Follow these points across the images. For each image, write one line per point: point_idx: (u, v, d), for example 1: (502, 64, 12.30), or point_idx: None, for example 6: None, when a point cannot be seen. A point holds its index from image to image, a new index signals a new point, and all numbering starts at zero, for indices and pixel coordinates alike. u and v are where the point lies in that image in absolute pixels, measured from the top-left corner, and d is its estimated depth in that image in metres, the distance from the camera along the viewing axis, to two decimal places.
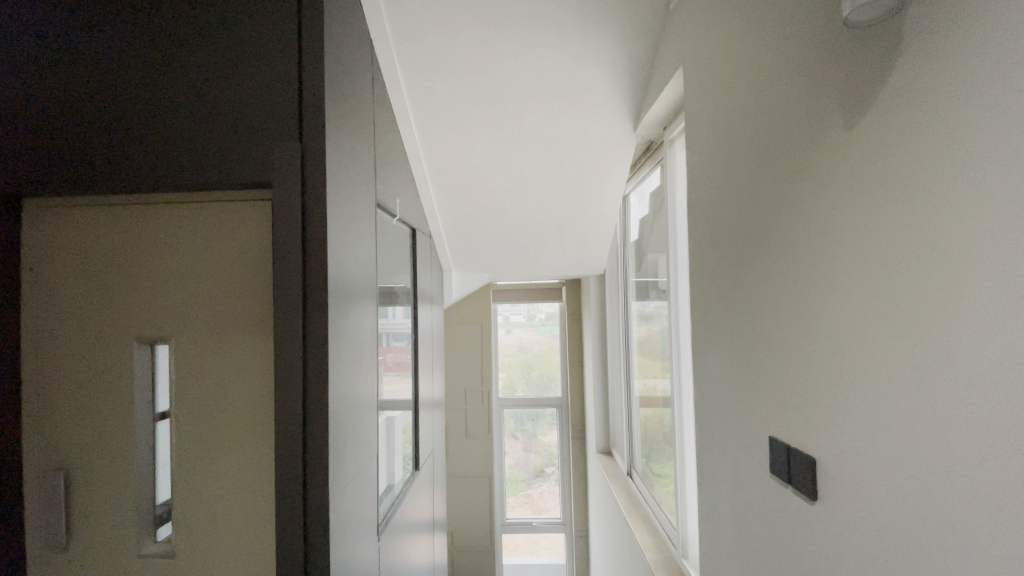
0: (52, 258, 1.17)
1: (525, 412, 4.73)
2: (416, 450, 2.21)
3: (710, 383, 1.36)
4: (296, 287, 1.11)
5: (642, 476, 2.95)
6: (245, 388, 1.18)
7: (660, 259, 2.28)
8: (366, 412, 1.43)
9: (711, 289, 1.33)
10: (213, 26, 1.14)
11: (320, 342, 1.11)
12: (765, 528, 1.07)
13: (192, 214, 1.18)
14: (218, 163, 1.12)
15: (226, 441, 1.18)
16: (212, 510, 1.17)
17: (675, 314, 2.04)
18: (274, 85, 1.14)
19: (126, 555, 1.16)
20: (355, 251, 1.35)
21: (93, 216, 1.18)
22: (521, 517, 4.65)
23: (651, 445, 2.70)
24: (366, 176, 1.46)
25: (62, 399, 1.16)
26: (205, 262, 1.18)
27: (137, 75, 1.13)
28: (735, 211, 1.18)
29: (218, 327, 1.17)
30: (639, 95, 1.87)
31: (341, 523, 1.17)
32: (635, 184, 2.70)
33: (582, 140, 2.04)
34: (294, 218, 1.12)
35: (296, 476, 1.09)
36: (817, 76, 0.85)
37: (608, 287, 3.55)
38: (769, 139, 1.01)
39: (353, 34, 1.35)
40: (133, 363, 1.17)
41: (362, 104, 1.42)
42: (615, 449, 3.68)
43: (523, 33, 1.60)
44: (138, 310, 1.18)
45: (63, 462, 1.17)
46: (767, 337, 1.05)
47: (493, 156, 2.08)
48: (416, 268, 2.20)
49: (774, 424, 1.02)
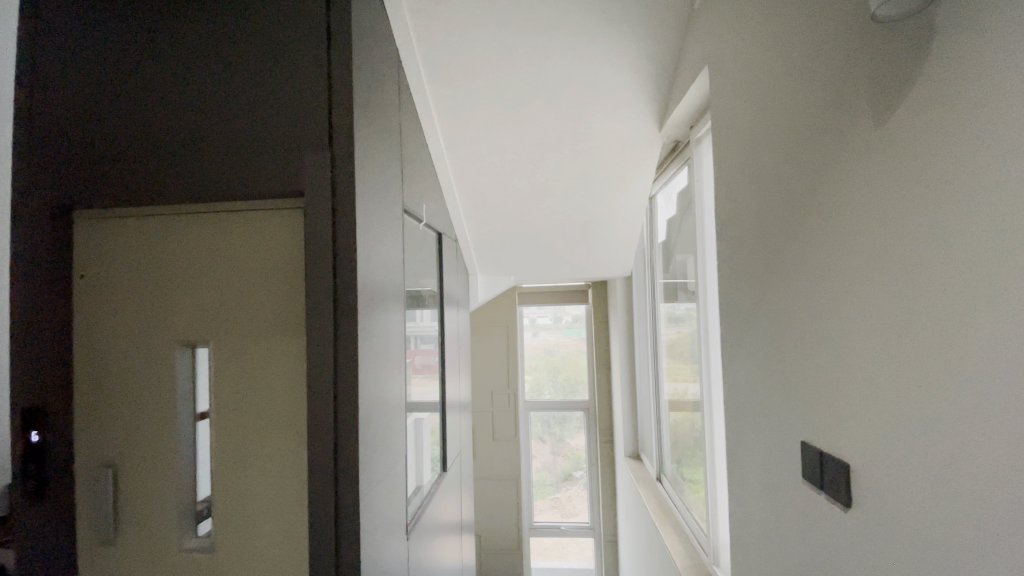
0: (101, 266, 1.24)
1: (553, 415, 4.73)
2: (444, 452, 2.23)
3: (740, 386, 1.33)
4: (327, 292, 1.14)
5: (672, 481, 2.90)
6: (279, 389, 1.22)
7: (689, 260, 2.25)
8: (395, 413, 1.46)
9: (741, 290, 1.31)
10: (245, 40, 1.19)
11: (350, 344, 1.14)
12: (798, 536, 1.05)
13: (229, 222, 1.23)
14: (253, 174, 1.16)
15: (261, 441, 1.22)
16: (248, 507, 1.21)
17: (704, 316, 2.01)
18: (304, 96, 1.17)
19: (170, 550, 1.22)
20: (383, 255, 1.38)
21: (138, 226, 1.24)
22: (549, 521, 4.64)
23: (681, 449, 2.65)
24: (394, 182, 1.49)
25: (109, 399, 1.23)
26: (241, 268, 1.23)
27: (174, 91, 1.18)
28: (764, 211, 1.15)
29: (253, 332, 1.22)
30: (665, 96, 1.86)
31: (371, 522, 1.20)
32: (662, 185, 2.67)
33: (607, 142, 2.03)
34: (326, 225, 1.15)
35: (328, 475, 1.12)
36: (845, 73, 0.83)
37: (635, 289, 3.51)
38: (798, 138, 0.99)
39: (380, 45, 1.38)
40: (175, 366, 1.23)
41: (389, 113, 1.46)
42: (644, 454, 3.63)
43: (545, 38, 1.61)
44: (179, 316, 1.23)
45: (111, 460, 1.23)
46: (798, 339, 1.02)
47: (518, 160, 2.09)
48: (442, 272, 2.23)
49: (806, 428, 1.00)
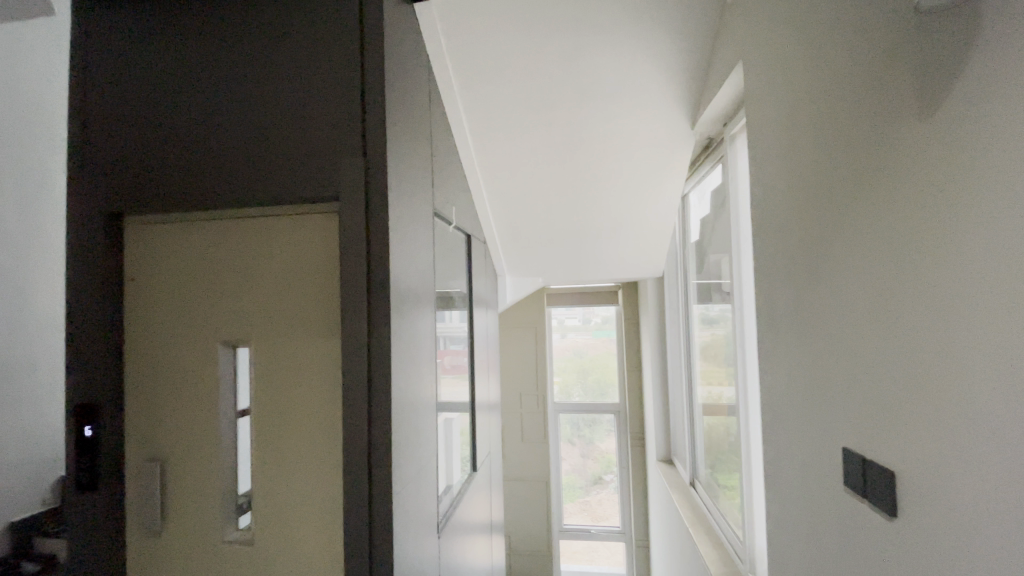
0: (149, 270, 1.31)
1: (582, 418, 4.70)
2: (473, 452, 2.25)
3: (778, 390, 1.29)
4: (361, 292, 1.17)
5: (706, 486, 2.83)
6: (314, 388, 1.25)
7: (723, 261, 2.19)
8: (426, 412, 1.48)
9: (778, 291, 1.27)
10: (280, 49, 1.23)
11: (382, 344, 1.17)
12: (839, 546, 1.01)
13: (266, 226, 1.28)
14: (290, 179, 1.20)
15: (296, 438, 1.25)
16: (284, 502, 1.25)
17: (739, 317, 1.96)
18: (337, 102, 1.20)
19: (213, 541, 1.27)
20: (414, 256, 1.40)
21: (182, 231, 1.30)
22: (579, 524, 4.61)
23: (716, 454, 2.58)
24: (424, 185, 1.51)
25: (156, 396, 1.29)
26: (278, 270, 1.27)
27: (215, 100, 1.24)
28: (803, 209, 1.11)
29: (290, 332, 1.26)
30: (697, 93, 1.82)
31: (403, 519, 1.22)
32: (695, 184, 2.62)
33: (637, 141, 2.00)
34: (359, 228, 1.18)
35: (362, 472, 1.15)
36: (888, 64, 0.80)
37: (667, 290, 3.45)
38: (838, 133, 0.95)
39: (410, 51, 1.41)
40: (218, 364, 1.28)
41: (420, 117, 1.48)
42: (676, 458, 3.57)
43: (574, 39, 1.60)
44: (221, 317, 1.28)
45: (157, 454, 1.29)
46: (839, 342, 0.98)
47: (547, 161, 2.09)
48: (471, 274, 2.25)
49: (848, 434, 0.96)
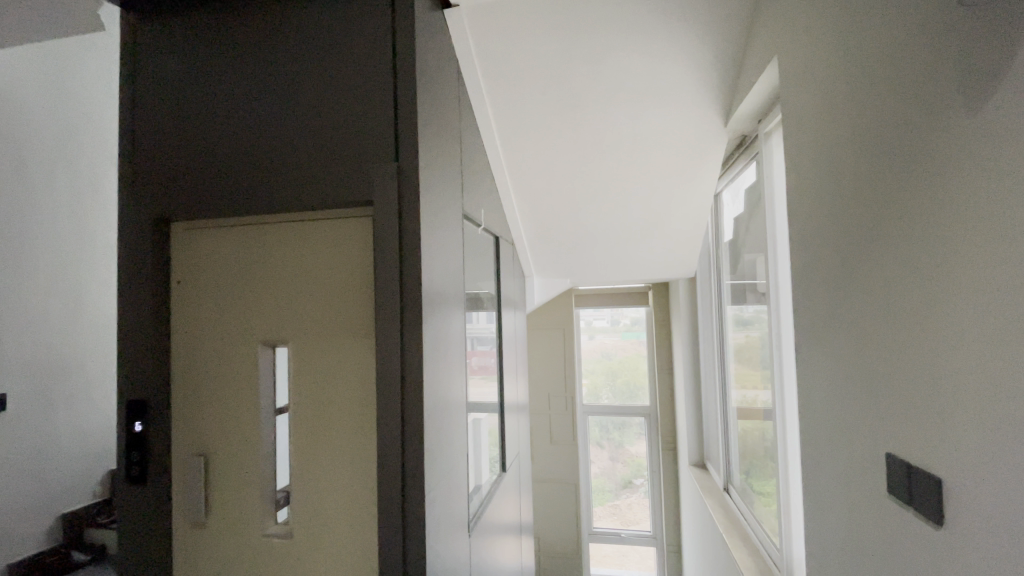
0: (194, 273, 1.37)
1: (612, 420, 4.65)
2: (502, 452, 2.26)
3: (817, 394, 1.25)
4: (393, 293, 1.19)
5: (741, 492, 2.76)
6: (349, 387, 1.28)
7: (758, 260, 2.14)
8: (456, 412, 1.50)
9: (817, 292, 1.23)
10: (316, 58, 1.27)
11: (414, 344, 1.19)
12: (882, 555, 0.97)
13: (302, 230, 1.32)
14: (326, 184, 1.24)
15: (332, 436, 1.29)
16: (320, 497, 1.29)
17: (776, 319, 1.90)
18: (370, 109, 1.23)
19: (254, 534, 1.32)
20: (445, 259, 1.42)
21: (225, 236, 1.36)
22: (609, 527, 4.57)
23: (751, 459, 2.52)
24: (454, 188, 1.53)
25: (200, 393, 1.35)
26: (315, 273, 1.31)
27: (255, 108, 1.28)
28: (842, 206, 1.08)
29: (326, 332, 1.30)
30: (730, 89, 1.78)
31: (435, 517, 1.24)
32: (727, 181, 2.56)
33: (668, 139, 1.97)
34: (392, 232, 1.21)
35: (394, 469, 1.17)
36: (934, 56, 0.76)
37: (699, 291, 3.39)
38: (880, 128, 0.92)
39: (440, 57, 1.43)
40: (258, 363, 1.33)
41: (449, 121, 1.50)
42: (709, 463, 3.48)
43: (602, 39, 1.59)
44: (262, 318, 1.33)
45: (202, 449, 1.35)
46: (881, 344, 0.95)
47: (575, 162, 2.08)
48: (499, 275, 2.27)
49: (891, 440, 0.92)
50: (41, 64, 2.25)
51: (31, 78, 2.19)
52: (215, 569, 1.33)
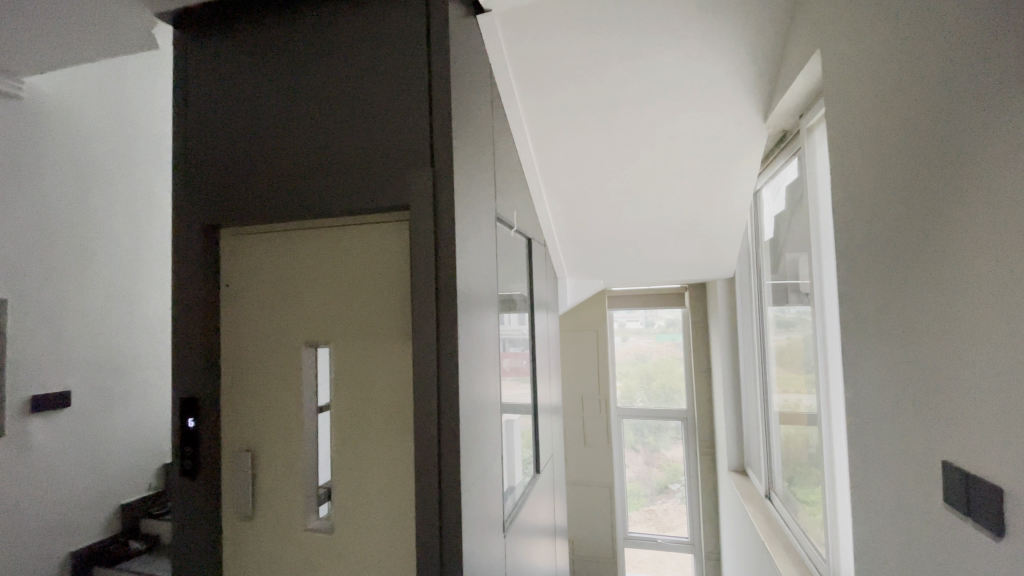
0: (242, 277, 1.44)
1: (646, 424, 4.59)
2: (535, 454, 2.27)
3: (866, 399, 1.19)
4: (430, 296, 1.22)
5: (783, 499, 2.67)
6: (387, 387, 1.32)
7: (801, 259, 2.07)
8: (491, 413, 1.51)
9: (866, 292, 1.18)
10: (354, 66, 1.30)
11: (451, 346, 1.21)
12: (936, 569, 0.92)
13: (343, 235, 1.37)
14: (364, 190, 1.27)
15: (371, 435, 1.33)
16: (361, 494, 1.33)
17: (820, 321, 1.84)
18: (407, 115, 1.26)
19: (298, 528, 1.37)
20: (479, 261, 1.44)
21: (270, 241, 1.42)
22: (644, 533, 4.51)
23: (794, 465, 2.44)
24: (487, 191, 1.55)
25: (247, 392, 1.41)
26: (354, 276, 1.35)
27: (297, 117, 1.34)
28: (891, 203, 1.03)
29: (365, 334, 1.33)
30: (771, 84, 1.73)
31: (471, 516, 1.26)
32: (768, 179, 2.49)
33: (705, 137, 1.93)
34: (429, 236, 1.23)
35: (432, 468, 1.20)
36: (992, 45, 0.73)
37: (738, 291, 3.30)
38: (931, 122, 0.88)
39: (473, 63, 1.45)
40: (302, 364, 1.38)
41: (483, 125, 1.52)
42: (750, 469, 3.38)
43: (636, 40, 1.57)
44: (304, 319, 1.38)
45: (250, 445, 1.41)
46: (934, 346, 0.90)
47: (609, 162, 2.07)
48: (532, 277, 2.27)
49: (947, 447, 0.88)
50: (101, 84, 2.40)
51: (96, 92, 2.38)
52: (262, 561, 1.39)
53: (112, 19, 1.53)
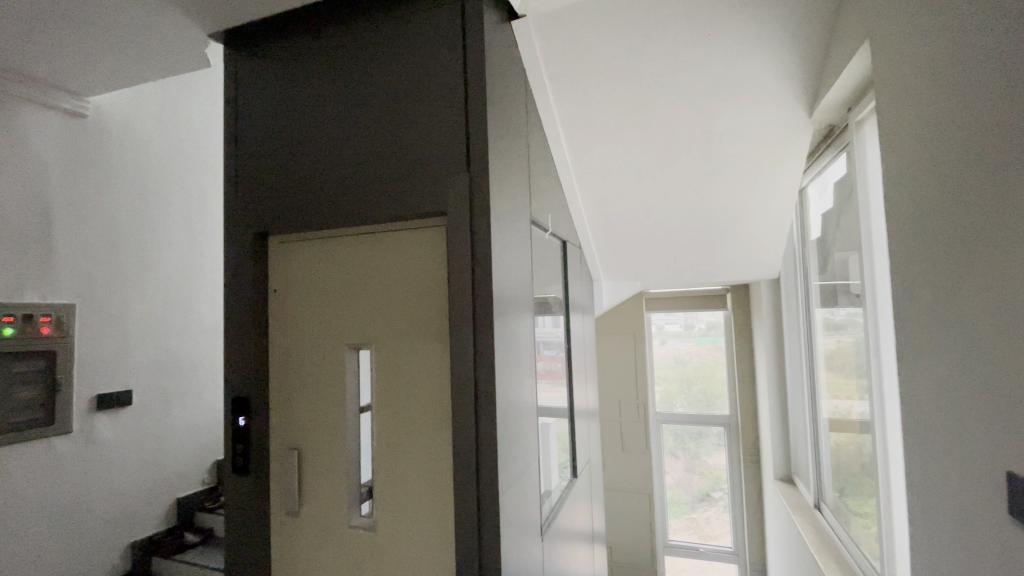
0: (288, 281, 1.50)
1: (687, 430, 4.48)
2: (572, 459, 2.26)
3: (922, 404, 1.13)
4: (467, 299, 1.24)
5: (834, 510, 2.55)
6: (425, 388, 1.34)
7: (851, 258, 1.98)
8: (527, 416, 1.52)
9: (921, 292, 1.12)
10: (392, 71, 1.35)
11: (488, 349, 1.23)
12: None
13: (382, 240, 1.41)
14: (403, 196, 1.31)
15: (410, 434, 1.36)
16: (401, 493, 1.36)
17: (872, 323, 1.76)
18: (444, 116, 1.29)
19: (342, 524, 1.41)
20: (515, 265, 1.46)
21: (316, 246, 1.48)
22: (686, 541, 4.40)
23: (846, 474, 2.33)
24: (522, 195, 1.56)
25: (293, 392, 1.48)
26: (394, 279, 1.39)
27: (339, 127, 1.39)
28: (947, 200, 0.98)
29: (405, 336, 1.37)
30: (816, 78, 1.67)
31: (509, 517, 1.27)
32: (813, 176, 2.40)
33: (746, 134, 1.88)
34: (465, 240, 1.26)
35: (470, 469, 1.22)
36: None
37: (783, 292, 3.18)
38: (991, 112, 0.83)
39: (508, 69, 1.46)
40: (345, 365, 1.43)
41: (517, 130, 1.53)
42: (797, 478, 3.25)
43: (674, 40, 1.55)
44: (347, 321, 1.43)
45: (296, 443, 1.47)
46: (996, 350, 0.85)
47: (646, 163, 2.04)
48: (567, 279, 2.27)
49: (1012, 457, 0.83)
50: (158, 101, 2.56)
51: (152, 108, 2.53)
52: (307, 556, 1.44)
53: (170, 40, 1.63)
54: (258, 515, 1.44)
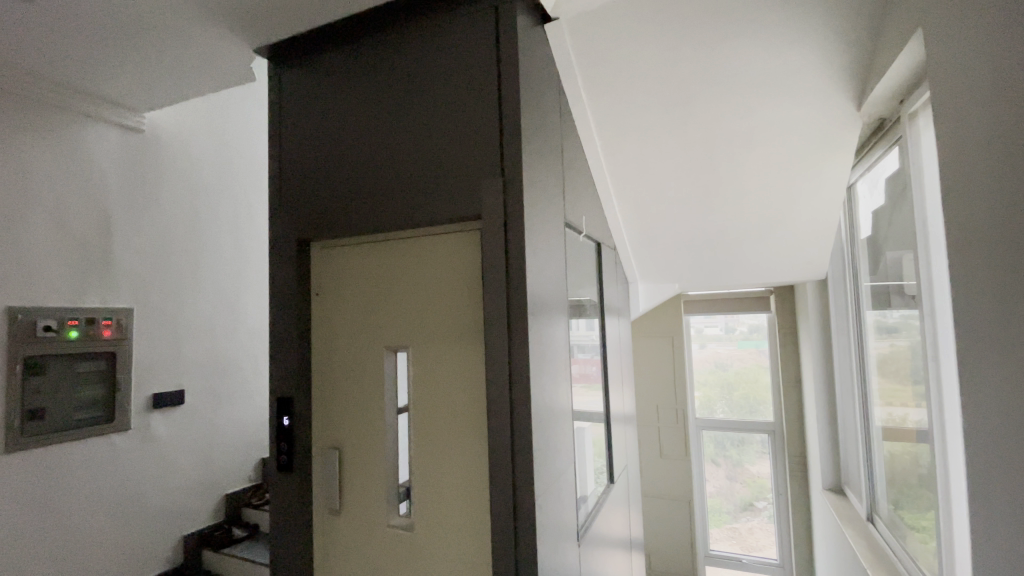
0: (329, 286, 1.55)
1: (728, 436, 4.35)
2: (609, 463, 2.23)
3: (984, 413, 1.06)
4: (502, 301, 1.25)
5: (889, 524, 2.42)
6: (461, 390, 1.36)
7: (905, 257, 1.88)
8: (563, 420, 1.51)
9: (982, 295, 1.05)
10: (428, 72, 1.37)
11: (522, 353, 1.23)
12: None
13: (419, 243, 1.43)
14: (439, 200, 1.33)
15: (446, 436, 1.37)
16: (438, 494, 1.37)
17: (930, 325, 1.66)
18: (478, 116, 1.31)
19: (382, 523, 1.44)
20: (549, 268, 1.45)
21: (355, 250, 1.52)
22: (728, 552, 4.30)
23: (901, 486, 2.20)
24: (556, 197, 1.56)
25: (334, 392, 1.52)
26: (431, 282, 1.41)
27: (377, 133, 1.43)
28: (1008, 195, 0.92)
29: (442, 338, 1.39)
30: (864, 70, 1.59)
31: (545, 521, 1.26)
32: (862, 171, 2.29)
33: (789, 130, 1.82)
34: (500, 244, 1.26)
35: (506, 473, 1.22)
36: None
37: (831, 294, 3.04)
38: None
39: (541, 72, 1.47)
40: (383, 367, 1.46)
41: (551, 132, 1.53)
42: (848, 489, 3.10)
43: (710, 37, 1.51)
44: (385, 324, 1.46)
45: (337, 443, 1.51)
46: None
47: (682, 162, 2.00)
48: (602, 282, 2.25)
49: None
50: (208, 115, 2.70)
51: (203, 122, 2.67)
52: (349, 554, 1.48)
53: (219, 56, 1.71)
54: (302, 512, 1.49)
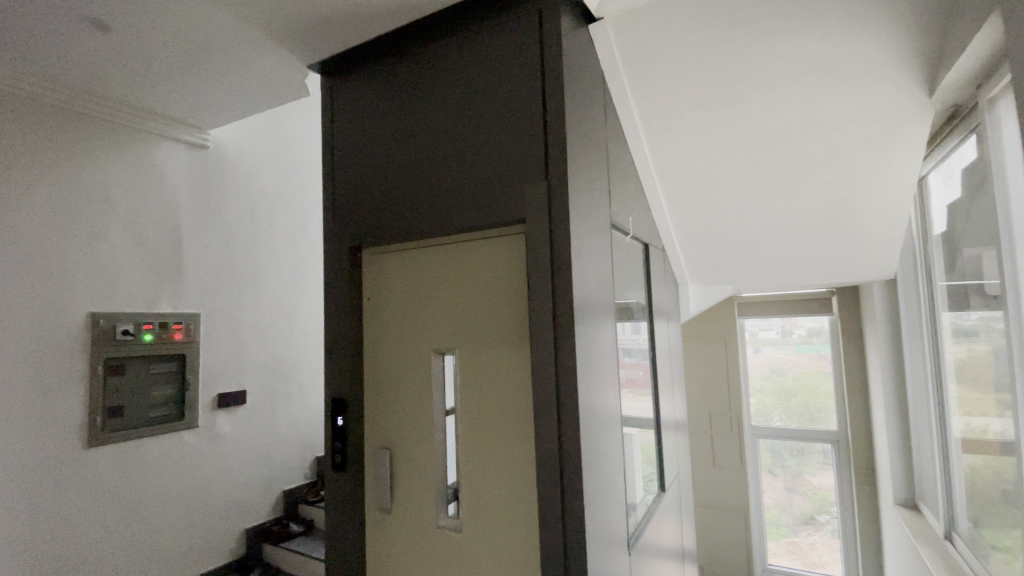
0: (380, 290, 1.60)
1: (786, 446, 4.15)
2: (659, 471, 2.18)
3: None
4: (548, 304, 1.25)
5: (968, 545, 2.23)
6: (508, 393, 1.36)
7: (985, 253, 1.73)
8: (611, 425, 1.49)
9: None
10: (473, 77, 1.40)
11: (568, 356, 1.22)
12: None
13: (465, 246, 1.46)
14: (485, 202, 1.35)
15: (494, 437, 1.38)
16: (486, 496, 1.39)
17: (1014, 327, 1.52)
18: (522, 118, 1.32)
19: (432, 523, 1.46)
20: (596, 271, 1.44)
21: (405, 254, 1.56)
22: (787, 566, 4.10)
23: (983, 503, 2.02)
24: (602, 198, 1.54)
25: (385, 393, 1.56)
26: (478, 285, 1.43)
27: (425, 136, 1.47)
28: None
29: (489, 341, 1.40)
30: (935, 54, 1.48)
31: (593, 528, 1.24)
32: (935, 162, 2.13)
33: (850, 121, 1.72)
34: (545, 247, 1.26)
35: (553, 477, 1.22)
36: None
37: (901, 294, 2.84)
38: None
39: (585, 73, 1.46)
40: (431, 370, 1.49)
41: (596, 133, 1.52)
42: (922, 504, 2.88)
43: (762, 30, 1.46)
44: (433, 328, 1.49)
45: (388, 443, 1.55)
46: None
47: (734, 159, 1.93)
48: (650, 284, 2.20)
49: None
50: (267, 129, 2.85)
51: (262, 137, 2.82)
52: (399, 552, 1.51)
53: (277, 72, 1.81)
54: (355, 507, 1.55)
